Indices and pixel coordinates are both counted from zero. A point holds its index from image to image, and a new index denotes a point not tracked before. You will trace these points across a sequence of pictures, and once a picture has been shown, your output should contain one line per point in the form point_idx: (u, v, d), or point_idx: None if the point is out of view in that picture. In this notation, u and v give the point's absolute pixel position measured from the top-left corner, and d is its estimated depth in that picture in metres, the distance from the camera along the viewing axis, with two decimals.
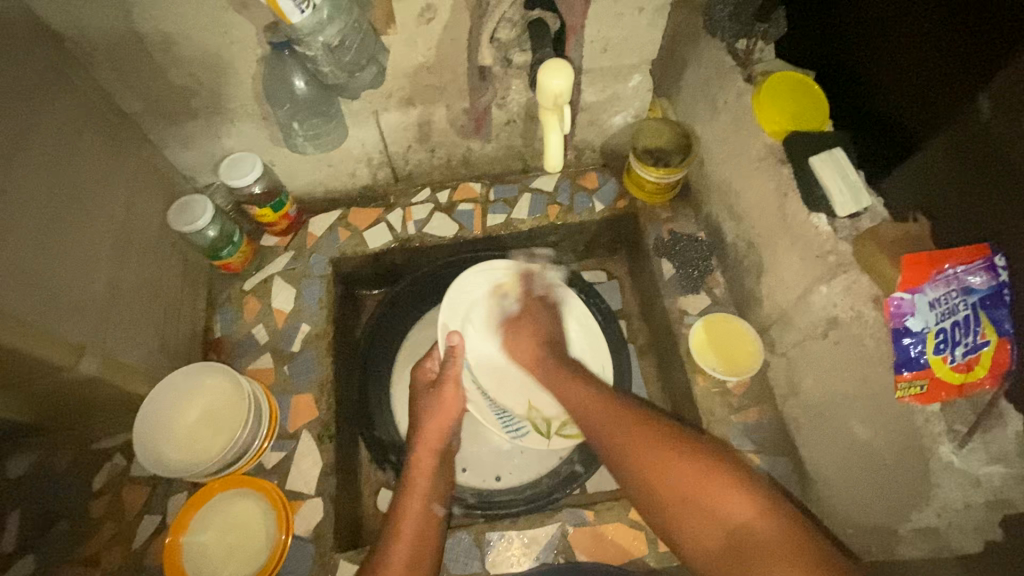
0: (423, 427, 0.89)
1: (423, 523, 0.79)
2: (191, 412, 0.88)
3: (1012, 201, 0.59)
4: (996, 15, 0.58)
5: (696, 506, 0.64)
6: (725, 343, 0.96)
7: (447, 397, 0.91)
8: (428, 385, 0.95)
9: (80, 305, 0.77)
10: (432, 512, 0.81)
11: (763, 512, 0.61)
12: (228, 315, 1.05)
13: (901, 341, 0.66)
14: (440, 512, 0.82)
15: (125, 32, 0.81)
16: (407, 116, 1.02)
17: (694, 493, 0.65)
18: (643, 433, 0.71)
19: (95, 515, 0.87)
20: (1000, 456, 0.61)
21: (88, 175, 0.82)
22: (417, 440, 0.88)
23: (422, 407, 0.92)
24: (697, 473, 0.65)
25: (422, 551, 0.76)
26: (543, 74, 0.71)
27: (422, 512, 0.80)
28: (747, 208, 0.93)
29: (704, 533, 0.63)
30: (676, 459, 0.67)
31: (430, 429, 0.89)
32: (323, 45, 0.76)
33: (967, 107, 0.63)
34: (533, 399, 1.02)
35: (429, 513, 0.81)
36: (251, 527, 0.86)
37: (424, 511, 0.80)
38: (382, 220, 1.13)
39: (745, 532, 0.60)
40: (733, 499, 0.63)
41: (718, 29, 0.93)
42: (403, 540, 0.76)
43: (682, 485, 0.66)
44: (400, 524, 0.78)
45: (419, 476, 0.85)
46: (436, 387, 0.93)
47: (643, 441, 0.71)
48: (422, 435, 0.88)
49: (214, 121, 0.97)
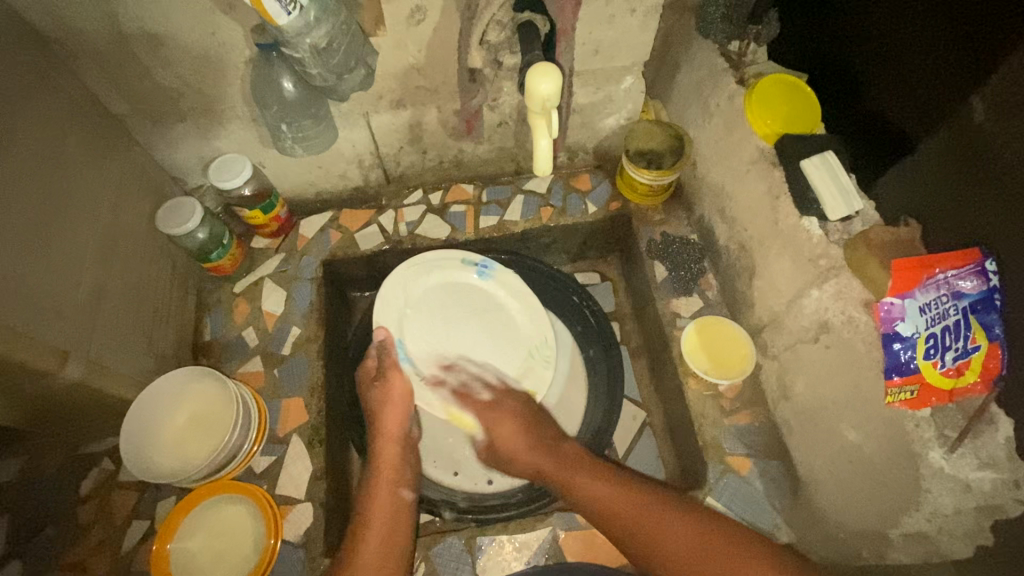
0: (382, 417, 0.90)
1: (396, 509, 0.82)
2: (179, 416, 0.87)
3: (1010, 203, 0.58)
4: (991, 16, 0.57)
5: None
6: (718, 348, 0.96)
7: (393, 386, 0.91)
8: (373, 379, 0.94)
9: (64, 310, 0.76)
10: (404, 501, 0.84)
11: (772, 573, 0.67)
12: (217, 318, 1.04)
13: (891, 346, 0.66)
14: (409, 497, 0.85)
15: (110, 33, 0.80)
16: (398, 118, 1.01)
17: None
18: (674, 524, 0.74)
19: (82, 521, 0.86)
20: (989, 461, 0.61)
21: (73, 177, 0.81)
22: (378, 431, 0.89)
23: (373, 402, 0.92)
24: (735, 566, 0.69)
25: (394, 536, 0.79)
26: (531, 78, 0.71)
27: (389, 502, 0.83)
28: (739, 211, 0.93)
29: None
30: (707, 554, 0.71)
31: (387, 420, 0.89)
32: (310, 47, 0.75)
33: (961, 108, 0.62)
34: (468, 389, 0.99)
35: (398, 501, 0.83)
36: (239, 533, 0.85)
37: (392, 499, 0.83)
38: (373, 222, 1.12)
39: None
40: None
41: (710, 31, 0.93)
42: (371, 529, 0.79)
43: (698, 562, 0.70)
44: (370, 512, 0.81)
45: (384, 469, 0.86)
46: (380, 380, 0.93)
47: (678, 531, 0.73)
48: (382, 426, 0.89)
49: (202, 123, 0.96)
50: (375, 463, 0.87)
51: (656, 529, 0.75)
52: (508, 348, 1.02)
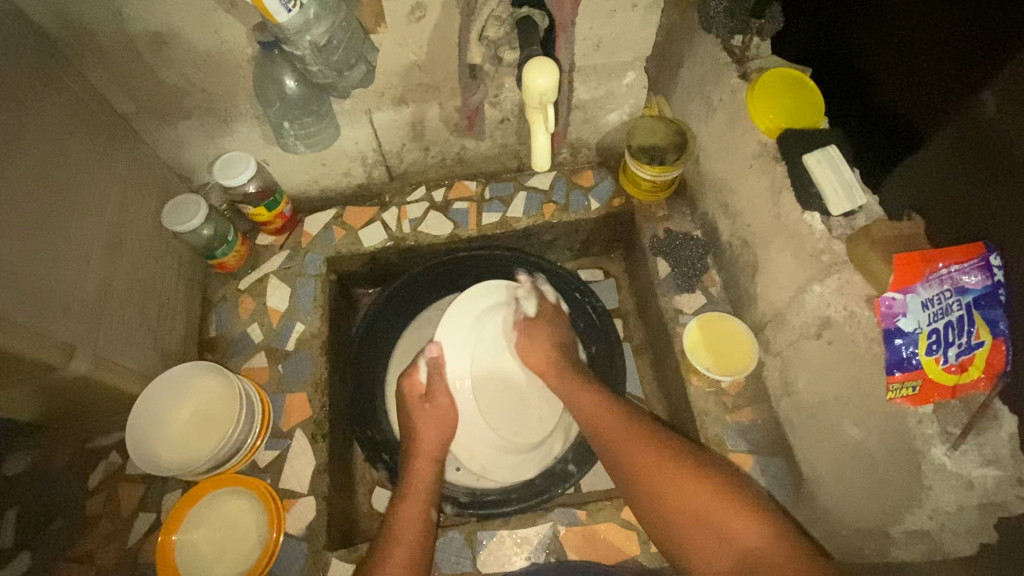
0: (423, 434, 0.91)
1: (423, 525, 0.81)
2: (184, 411, 0.89)
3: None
4: (1002, 5, 0.55)
5: (698, 522, 0.70)
6: (722, 345, 0.95)
7: (432, 413, 0.93)
8: (419, 398, 0.94)
9: (72, 306, 0.77)
10: (428, 521, 0.81)
11: (761, 529, 0.67)
12: (223, 314, 1.05)
13: (892, 341, 0.66)
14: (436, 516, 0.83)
15: (115, 32, 0.81)
16: (400, 115, 1.02)
17: (705, 516, 0.70)
18: (661, 463, 0.76)
19: (91, 514, 0.88)
20: (993, 458, 0.61)
21: (80, 174, 0.83)
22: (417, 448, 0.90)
23: (418, 422, 0.92)
24: (710, 502, 0.71)
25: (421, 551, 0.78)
26: (528, 73, 0.71)
27: (421, 517, 0.81)
28: (741, 206, 0.93)
29: (714, 555, 0.68)
30: (686, 477, 0.73)
31: (426, 439, 0.90)
32: (311, 44, 0.76)
33: (971, 100, 0.60)
34: (506, 437, 1.00)
35: (427, 519, 0.81)
36: (242, 526, 0.87)
37: (423, 517, 0.81)
38: (376, 219, 1.13)
39: (755, 554, 0.65)
40: (739, 520, 0.68)
41: (712, 25, 0.91)
42: (399, 544, 0.77)
43: (683, 500, 0.72)
44: (398, 529, 0.79)
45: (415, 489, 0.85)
46: (429, 401, 0.93)
47: (665, 470, 0.75)
48: (422, 446, 0.90)
49: (207, 122, 0.97)
50: (404, 484, 0.86)
51: (639, 450, 0.78)
52: (529, 421, 1.02)
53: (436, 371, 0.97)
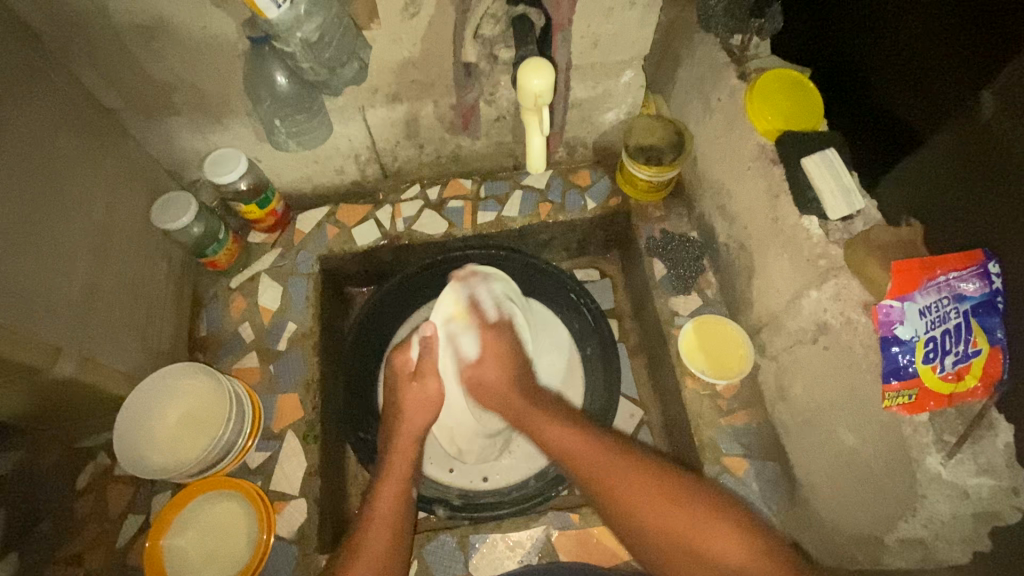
0: (409, 415, 0.89)
1: (399, 504, 0.81)
2: (173, 411, 0.87)
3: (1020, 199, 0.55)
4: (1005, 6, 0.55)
5: (688, 546, 0.69)
6: (717, 348, 0.95)
7: (417, 393, 0.89)
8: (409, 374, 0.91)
9: (58, 307, 0.76)
10: (409, 500, 0.82)
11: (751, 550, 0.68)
12: (214, 314, 1.04)
13: (890, 349, 0.64)
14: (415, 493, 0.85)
15: (102, 26, 0.79)
16: (394, 112, 1.00)
17: (689, 537, 0.70)
18: (640, 486, 0.74)
19: (79, 515, 0.87)
20: (989, 468, 0.60)
21: (67, 172, 0.81)
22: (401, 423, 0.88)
23: (407, 401, 0.89)
24: (690, 516, 0.71)
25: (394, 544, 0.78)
26: (523, 75, 0.70)
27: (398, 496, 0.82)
28: (738, 209, 0.92)
29: None
30: (670, 502, 0.72)
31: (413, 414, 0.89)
32: (302, 41, 0.75)
33: (970, 100, 0.60)
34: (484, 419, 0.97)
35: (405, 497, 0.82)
36: (230, 528, 0.86)
37: (399, 495, 0.82)
38: (370, 217, 1.11)
39: None
40: (722, 540, 0.69)
41: (711, 24, 0.90)
42: (376, 524, 0.78)
43: (665, 523, 0.71)
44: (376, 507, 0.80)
45: (399, 464, 0.85)
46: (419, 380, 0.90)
47: (647, 496, 0.73)
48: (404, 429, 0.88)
49: (197, 118, 0.96)
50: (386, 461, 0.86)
51: (621, 472, 0.75)
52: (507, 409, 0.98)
53: (427, 350, 0.91)
